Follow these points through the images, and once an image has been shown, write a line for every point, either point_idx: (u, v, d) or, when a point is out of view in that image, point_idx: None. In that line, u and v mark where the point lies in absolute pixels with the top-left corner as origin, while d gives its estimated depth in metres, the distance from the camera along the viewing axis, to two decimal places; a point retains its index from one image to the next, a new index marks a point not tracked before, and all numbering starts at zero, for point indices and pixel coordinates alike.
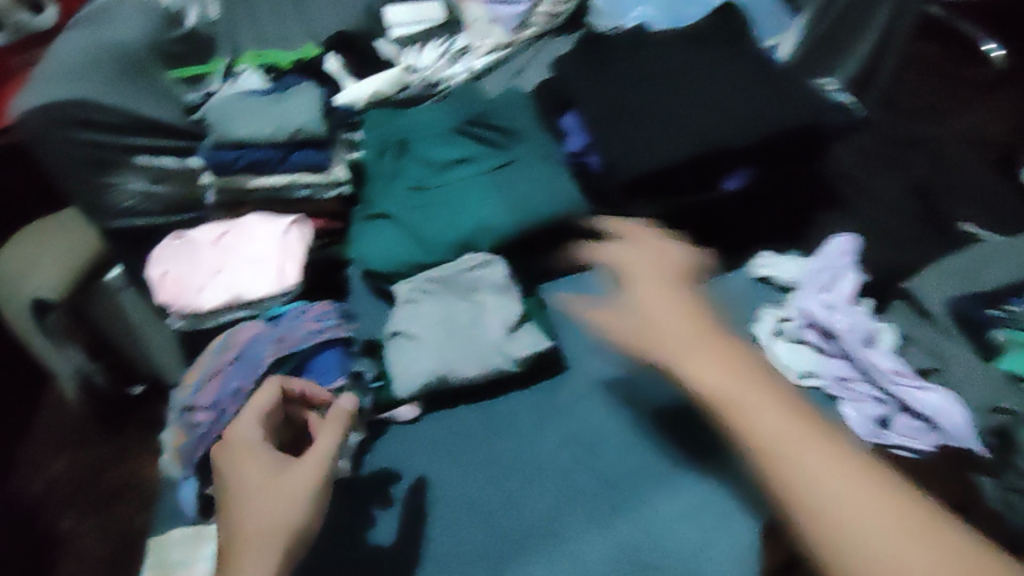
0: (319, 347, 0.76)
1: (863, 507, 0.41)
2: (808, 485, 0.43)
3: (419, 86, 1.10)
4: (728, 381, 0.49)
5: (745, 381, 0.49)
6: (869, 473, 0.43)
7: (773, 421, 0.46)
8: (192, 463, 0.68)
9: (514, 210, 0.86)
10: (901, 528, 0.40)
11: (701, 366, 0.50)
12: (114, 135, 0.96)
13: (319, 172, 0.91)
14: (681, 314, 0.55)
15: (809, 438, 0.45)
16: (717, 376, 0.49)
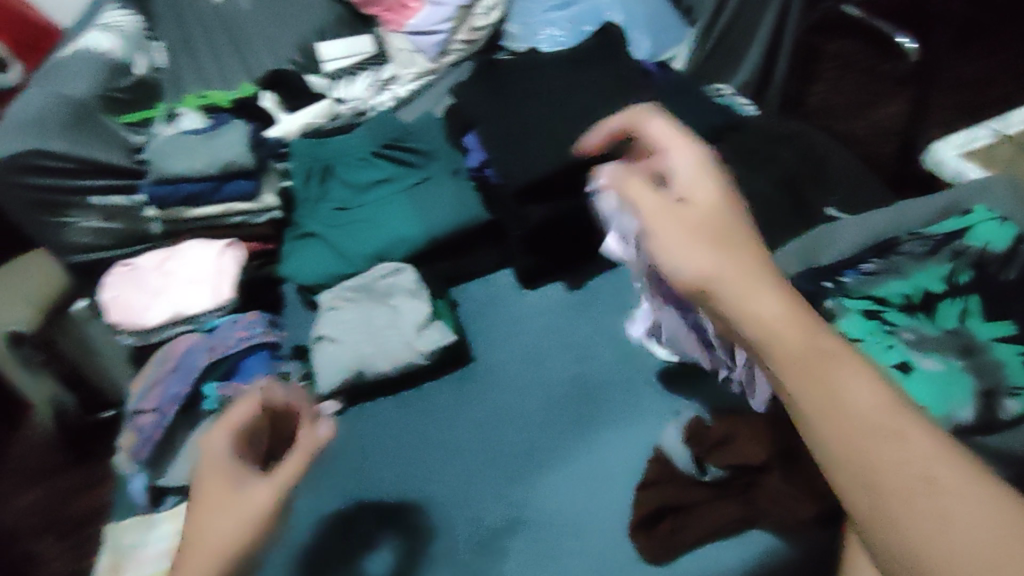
0: (246, 352, 0.86)
1: (945, 471, 0.32)
2: (900, 464, 0.33)
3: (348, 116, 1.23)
4: (777, 316, 0.40)
5: (786, 308, 0.40)
6: (942, 449, 0.33)
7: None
8: (140, 458, 0.79)
9: (423, 222, 0.96)
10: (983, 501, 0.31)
11: (747, 294, 0.41)
12: (67, 179, 1.07)
13: (249, 200, 1.03)
14: (714, 241, 0.44)
15: (899, 412, 0.35)
16: (762, 302, 0.40)
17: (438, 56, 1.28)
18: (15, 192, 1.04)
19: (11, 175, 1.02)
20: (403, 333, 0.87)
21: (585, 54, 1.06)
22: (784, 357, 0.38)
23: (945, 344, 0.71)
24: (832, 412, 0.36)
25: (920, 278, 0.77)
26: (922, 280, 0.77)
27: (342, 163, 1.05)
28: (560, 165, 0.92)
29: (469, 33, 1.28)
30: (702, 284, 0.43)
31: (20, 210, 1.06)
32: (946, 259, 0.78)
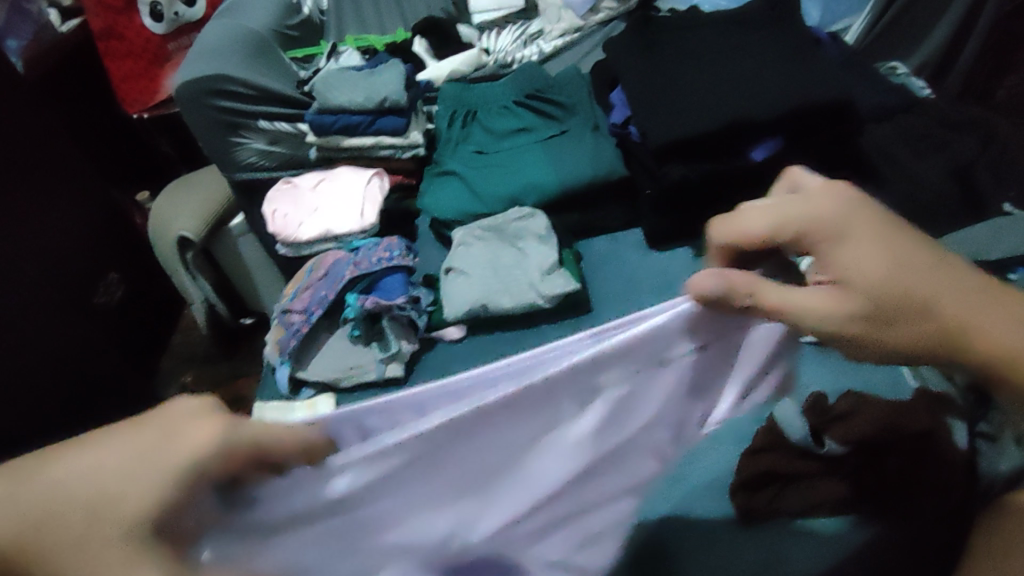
0: (387, 271, 0.93)
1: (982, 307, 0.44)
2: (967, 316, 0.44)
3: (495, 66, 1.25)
4: (890, 269, 0.43)
5: (904, 264, 0.43)
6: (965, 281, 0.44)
7: (922, 284, 0.43)
8: (287, 351, 0.89)
9: (555, 172, 0.98)
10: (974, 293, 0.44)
11: (863, 259, 0.43)
12: (243, 103, 1.19)
13: (398, 135, 1.09)
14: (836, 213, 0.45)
15: (966, 290, 0.44)
16: (878, 266, 0.43)
17: (587, 14, 1.28)
18: (199, 110, 1.16)
19: (198, 96, 1.14)
20: (529, 278, 0.90)
21: (747, 15, 0.99)
22: (898, 295, 0.43)
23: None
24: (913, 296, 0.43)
25: None
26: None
27: (486, 109, 1.10)
28: (704, 128, 0.86)
29: None
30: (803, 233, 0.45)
31: (202, 127, 1.19)
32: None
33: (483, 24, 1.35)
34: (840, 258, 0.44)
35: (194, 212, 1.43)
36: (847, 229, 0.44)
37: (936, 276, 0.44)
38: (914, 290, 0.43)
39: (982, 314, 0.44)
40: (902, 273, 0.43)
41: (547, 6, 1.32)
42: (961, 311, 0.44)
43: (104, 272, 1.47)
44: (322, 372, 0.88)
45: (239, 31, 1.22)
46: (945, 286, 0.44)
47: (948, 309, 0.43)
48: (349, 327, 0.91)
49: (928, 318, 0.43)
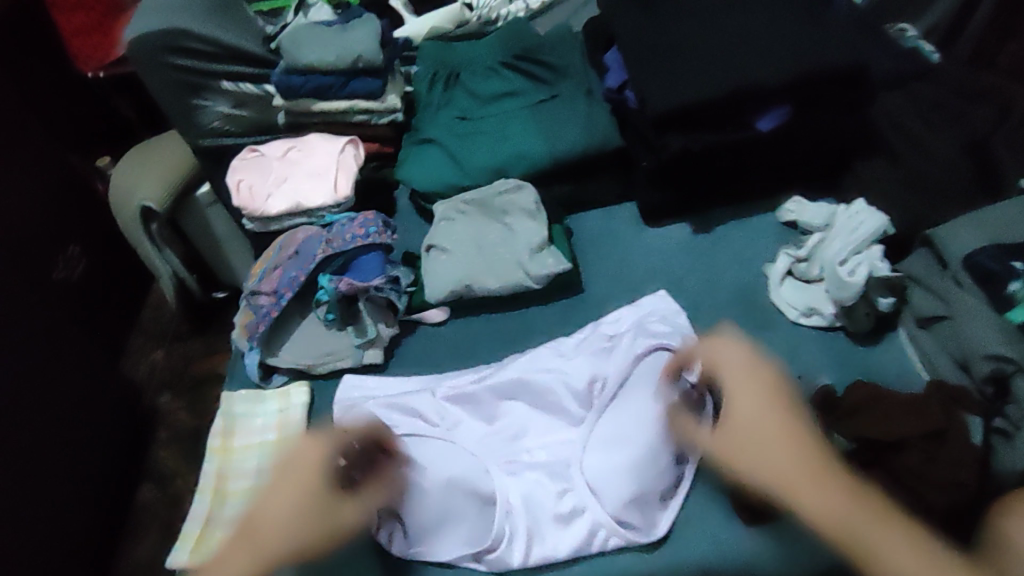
0: (363, 249, 0.86)
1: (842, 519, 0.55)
2: (877, 554, 0.53)
3: (478, 23, 1.16)
4: (782, 462, 0.59)
5: (793, 455, 0.59)
6: (850, 495, 0.56)
7: (851, 512, 0.55)
8: (255, 337, 0.83)
9: (545, 141, 0.90)
10: (858, 507, 0.55)
11: (775, 461, 0.59)
12: (204, 62, 1.09)
13: (375, 99, 1.01)
14: (771, 420, 0.62)
15: (823, 484, 0.57)
16: (778, 460, 0.59)
17: None
18: (157, 70, 1.07)
19: (155, 55, 1.05)
20: (517, 256, 0.84)
21: None
22: (795, 483, 0.58)
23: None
24: (791, 488, 0.57)
25: None
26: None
27: (470, 71, 1.02)
28: (708, 95, 0.79)
29: None
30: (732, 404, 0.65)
31: (161, 88, 1.10)
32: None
33: None
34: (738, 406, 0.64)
35: (157, 179, 1.35)
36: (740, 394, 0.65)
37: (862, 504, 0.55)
38: (790, 476, 0.58)
39: (831, 519, 0.55)
40: (798, 467, 0.58)
41: None
42: (795, 486, 0.57)
43: (62, 245, 1.38)
44: (294, 359, 0.83)
45: None
46: (812, 492, 0.57)
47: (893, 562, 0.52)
48: (322, 310, 0.84)
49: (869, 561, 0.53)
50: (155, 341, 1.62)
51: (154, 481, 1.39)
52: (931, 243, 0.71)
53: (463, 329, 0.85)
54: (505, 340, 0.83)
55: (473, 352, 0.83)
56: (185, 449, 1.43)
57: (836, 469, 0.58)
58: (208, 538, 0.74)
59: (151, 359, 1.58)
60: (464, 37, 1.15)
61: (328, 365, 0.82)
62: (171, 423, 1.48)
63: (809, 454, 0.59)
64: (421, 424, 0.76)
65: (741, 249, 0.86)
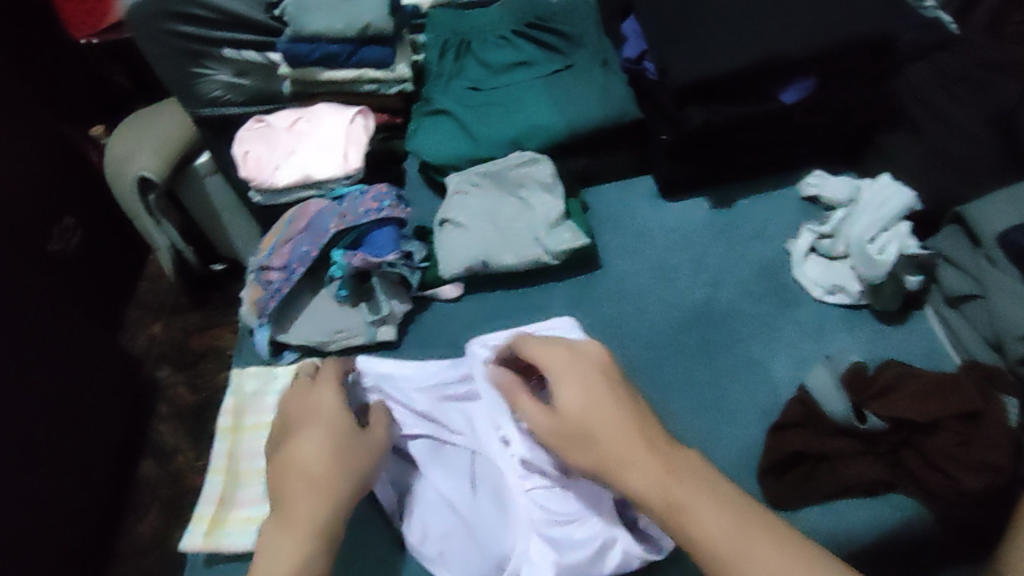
0: (376, 224, 0.82)
1: (742, 537, 0.46)
2: (704, 541, 0.46)
3: None
4: (649, 477, 0.50)
5: (613, 429, 0.53)
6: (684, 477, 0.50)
7: (682, 492, 0.49)
8: (266, 314, 0.81)
9: (561, 112, 0.87)
10: (739, 529, 0.46)
11: (634, 471, 0.51)
12: (205, 29, 1.06)
13: (384, 68, 0.98)
14: (645, 452, 0.51)
15: (712, 500, 0.48)
16: (643, 478, 0.50)
17: None
18: (158, 37, 1.03)
19: (155, 20, 1.01)
20: (534, 231, 0.82)
21: None
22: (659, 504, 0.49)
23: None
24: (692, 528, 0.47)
25: None
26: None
27: (481, 39, 0.99)
28: (731, 66, 0.77)
29: None
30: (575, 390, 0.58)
31: (161, 56, 1.06)
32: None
33: None
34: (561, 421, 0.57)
35: (157, 149, 1.33)
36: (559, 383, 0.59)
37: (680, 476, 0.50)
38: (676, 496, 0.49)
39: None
40: (653, 479, 0.50)
41: None
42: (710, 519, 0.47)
43: (57, 217, 1.35)
44: (305, 335, 0.81)
45: None
46: (703, 508, 0.47)
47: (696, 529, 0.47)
48: (334, 286, 0.82)
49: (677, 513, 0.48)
50: (153, 315, 1.59)
51: (155, 457, 1.38)
52: (963, 220, 0.70)
53: (478, 307, 0.84)
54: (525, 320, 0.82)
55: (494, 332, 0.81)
56: (186, 425, 1.42)
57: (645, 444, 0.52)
58: (222, 521, 0.72)
59: (149, 332, 1.56)
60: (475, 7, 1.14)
61: (340, 343, 0.81)
62: (171, 398, 1.46)
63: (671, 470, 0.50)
64: (432, 429, 0.73)
65: (761, 225, 0.84)
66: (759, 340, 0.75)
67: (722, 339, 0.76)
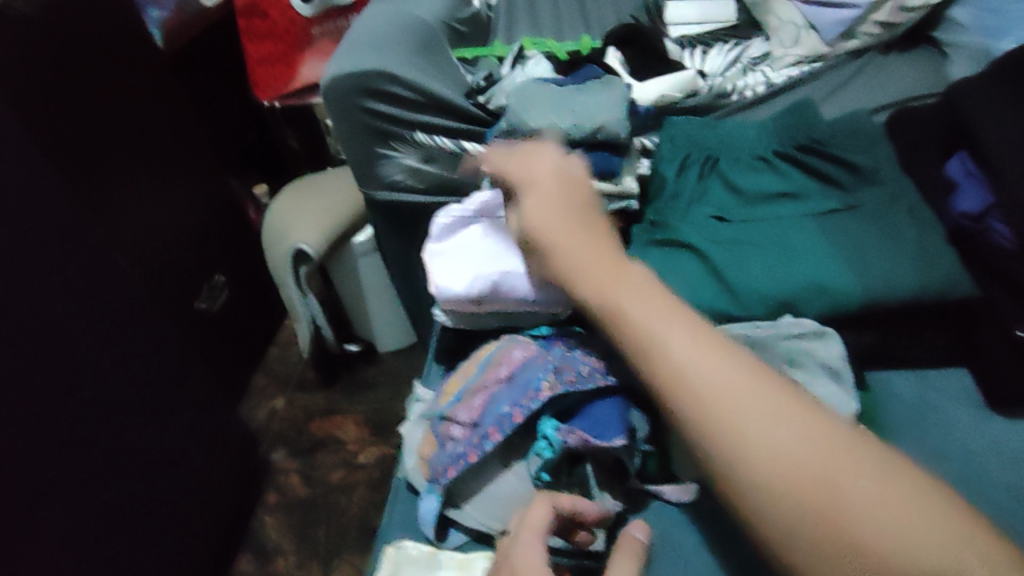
0: (599, 394, 0.62)
1: (876, 487, 0.42)
2: (833, 489, 0.42)
3: (707, 96, 1.05)
4: (814, 454, 0.44)
5: (722, 357, 0.49)
6: (859, 452, 0.44)
7: (816, 458, 0.43)
8: (441, 482, 0.62)
9: (856, 270, 0.66)
10: (882, 483, 0.42)
11: (783, 443, 0.44)
12: (403, 110, 0.94)
13: (608, 181, 0.81)
14: (817, 435, 0.45)
15: (823, 433, 0.45)
16: (803, 452, 0.44)
17: (837, 39, 1.10)
18: (349, 113, 0.94)
19: (349, 94, 0.91)
20: None
21: None
22: (792, 482, 0.43)
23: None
24: (806, 494, 0.42)
25: None
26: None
27: (733, 158, 0.80)
28: None
29: (891, 14, 1.06)
30: (674, 380, 0.49)
31: (350, 134, 0.96)
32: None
33: (684, 39, 1.20)
34: (675, 357, 0.49)
35: (317, 222, 1.23)
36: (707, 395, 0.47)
37: (902, 490, 0.42)
38: (828, 485, 0.42)
39: (876, 506, 0.41)
40: (835, 458, 0.43)
41: (778, 23, 1.16)
42: (872, 499, 0.41)
43: (208, 274, 1.28)
44: (485, 520, 0.63)
45: (410, 23, 1.02)
46: (847, 482, 0.42)
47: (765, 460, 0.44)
48: (534, 464, 0.61)
49: (765, 456, 0.44)
50: (276, 387, 1.47)
51: (254, 556, 1.21)
52: None
53: (721, 525, 0.61)
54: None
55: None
56: (293, 523, 1.24)
57: (797, 399, 0.47)
58: None
59: (270, 406, 1.43)
60: (690, 110, 1.04)
61: None
62: (281, 488, 1.29)
63: (839, 442, 0.44)
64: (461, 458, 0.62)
65: None
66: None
67: None
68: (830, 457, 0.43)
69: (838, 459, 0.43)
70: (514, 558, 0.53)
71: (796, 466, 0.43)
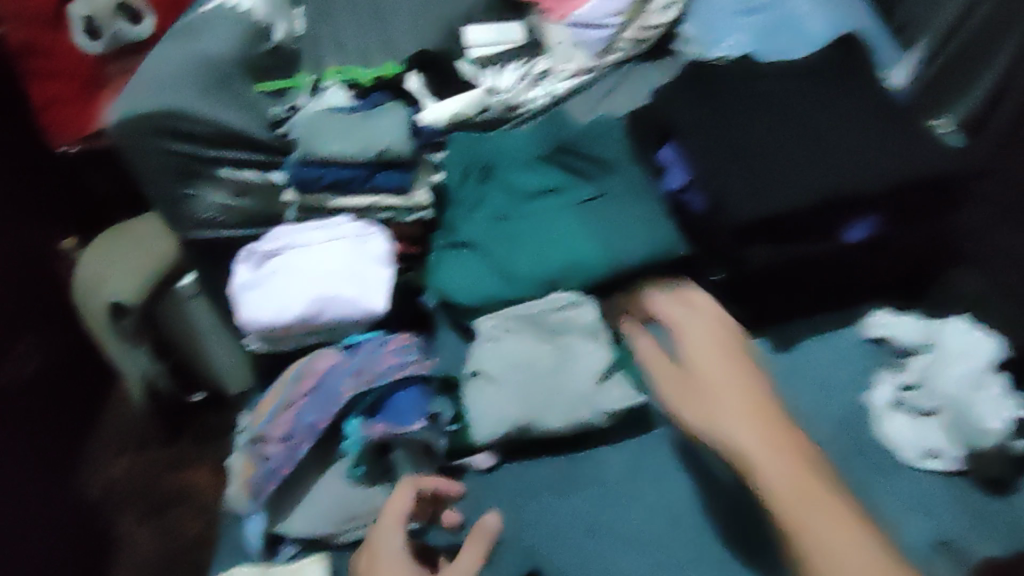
0: (395, 386, 0.71)
1: (817, 496, 0.53)
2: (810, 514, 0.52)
3: (498, 111, 1.13)
4: (753, 441, 0.56)
5: (749, 399, 0.59)
6: (782, 454, 0.55)
7: (790, 477, 0.54)
8: (260, 499, 0.68)
9: (604, 247, 0.80)
10: (795, 464, 0.55)
11: (721, 419, 0.57)
12: (203, 147, 0.98)
13: (401, 194, 0.90)
14: (748, 400, 0.58)
15: (764, 421, 0.57)
16: (746, 434, 0.56)
17: (602, 52, 1.18)
18: (148, 153, 0.94)
19: (147, 136, 0.93)
20: (579, 387, 0.72)
21: (812, 68, 0.84)
22: (777, 490, 0.54)
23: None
24: (792, 516, 0.52)
25: None
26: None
27: (507, 163, 0.92)
28: (797, 204, 0.72)
29: (639, 31, 1.18)
30: (739, 458, 0.56)
31: (151, 175, 0.96)
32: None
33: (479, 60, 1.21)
34: (682, 361, 0.63)
35: (134, 270, 1.20)
36: (743, 449, 0.56)
37: (851, 524, 0.52)
38: (800, 491, 0.53)
39: (790, 487, 0.54)
40: (763, 445, 0.56)
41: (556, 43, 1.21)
42: (792, 491, 0.53)
43: None
44: (308, 527, 0.68)
45: (197, 58, 1.02)
46: (778, 459, 0.55)
47: (777, 476, 0.54)
48: (348, 462, 0.70)
49: (742, 456, 0.56)
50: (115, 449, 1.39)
51: None
52: None
53: (517, 478, 0.73)
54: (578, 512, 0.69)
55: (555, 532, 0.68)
56: None
57: (786, 422, 0.58)
58: None
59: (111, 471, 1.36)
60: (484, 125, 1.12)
61: (353, 533, 0.68)
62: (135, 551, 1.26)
63: (795, 461, 0.55)
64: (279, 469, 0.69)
65: (825, 376, 0.75)
66: None
67: None
68: (787, 437, 0.57)
69: (809, 483, 0.54)
70: (379, 545, 0.62)
71: (773, 471, 0.54)
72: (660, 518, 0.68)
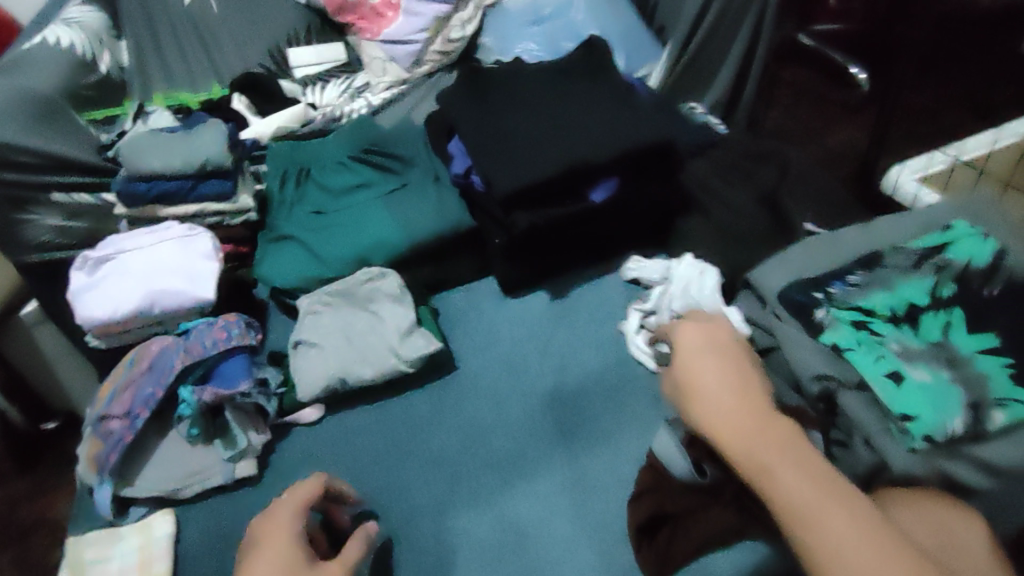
0: (224, 356, 0.82)
1: (830, 509, 0.48)
2: (823, 530, 0.47)
3: (322, 122, 1.23)
4: (763, 459, 0.52)
5: (754, 418, 0.56)
6: (813, 465, 0.51)
7: (799, 494, 0.49)
8: (107, 469, 0.76)
9: (401, 225, 0.94)
10: (802, 479, 0.51)
11: (744, 448, 0.54)
12: (29, 175, 1.03)
13: (225, 201, 1.00)
14: (755, 419, 0.56)
15: (782, 441, 0.54)
16: (760, 453, 0.53)
17: (412, 66, 1.30)
18: None
19: None
20: (387, 341, 0.85)
21: (567, 67, 1.02)
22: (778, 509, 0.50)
23: (931, 356, 0.70)
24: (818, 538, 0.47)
25: (905, 290, 0.76)
26: (904, 293, 0.76)
27: (320, 166, 1.04)
28: (547, 174, 0.87)
29: (444, 44, 1.29)
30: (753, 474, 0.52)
31: None
32: (929, 273, 0.76)
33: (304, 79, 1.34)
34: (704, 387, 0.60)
35: None
36: (763, 465, 0.52)
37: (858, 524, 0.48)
38: (801, 511, 0.49)
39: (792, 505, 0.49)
40: (795, 461, 0.52)
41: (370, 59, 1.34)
42: (804, 510, 0.48)
43: None
44: (154, 486, 0.77)
45: (15, 91, 1.05)
46: (776, 475, 0.51)
47: (791, 492, 0.50)
48: (184, 426, 0.79)
49: (755, 474, 0.52)
50: None
51: None
52: (751, 285, 0.84)
53: (338, 427, 0.84)
54: (385, 444, 0.82)
55: (366, 462, 0.80)
56: None
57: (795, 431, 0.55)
58: None
59: None
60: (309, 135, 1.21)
61: (194, 487, 0.77)
62: None
63: (806, 471, 0.51)
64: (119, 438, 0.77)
65: (594, 312, 0.93)
66: (611, 429, 0.80)
67: (573, 422, 0.81)
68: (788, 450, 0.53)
69: (821, 495, 0.49)
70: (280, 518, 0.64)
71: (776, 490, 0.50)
72: (456, 437, 0.82)
